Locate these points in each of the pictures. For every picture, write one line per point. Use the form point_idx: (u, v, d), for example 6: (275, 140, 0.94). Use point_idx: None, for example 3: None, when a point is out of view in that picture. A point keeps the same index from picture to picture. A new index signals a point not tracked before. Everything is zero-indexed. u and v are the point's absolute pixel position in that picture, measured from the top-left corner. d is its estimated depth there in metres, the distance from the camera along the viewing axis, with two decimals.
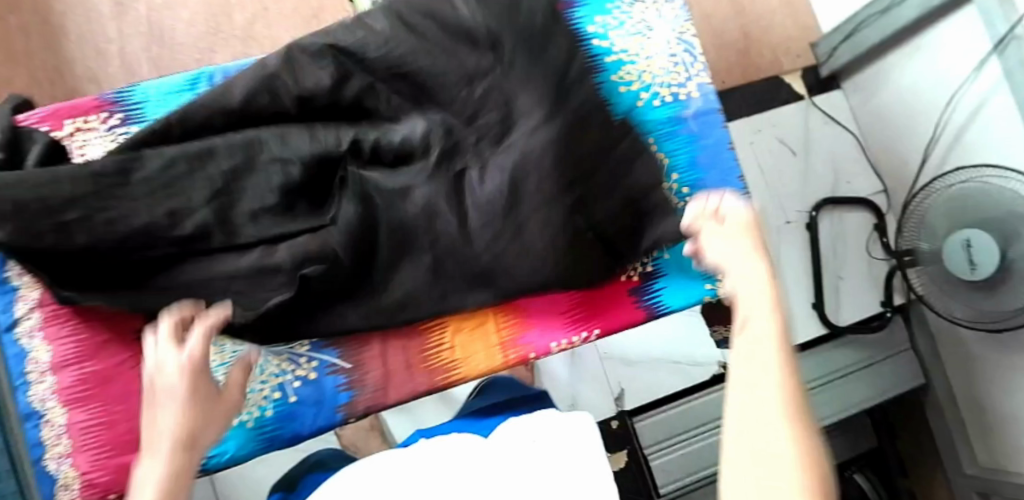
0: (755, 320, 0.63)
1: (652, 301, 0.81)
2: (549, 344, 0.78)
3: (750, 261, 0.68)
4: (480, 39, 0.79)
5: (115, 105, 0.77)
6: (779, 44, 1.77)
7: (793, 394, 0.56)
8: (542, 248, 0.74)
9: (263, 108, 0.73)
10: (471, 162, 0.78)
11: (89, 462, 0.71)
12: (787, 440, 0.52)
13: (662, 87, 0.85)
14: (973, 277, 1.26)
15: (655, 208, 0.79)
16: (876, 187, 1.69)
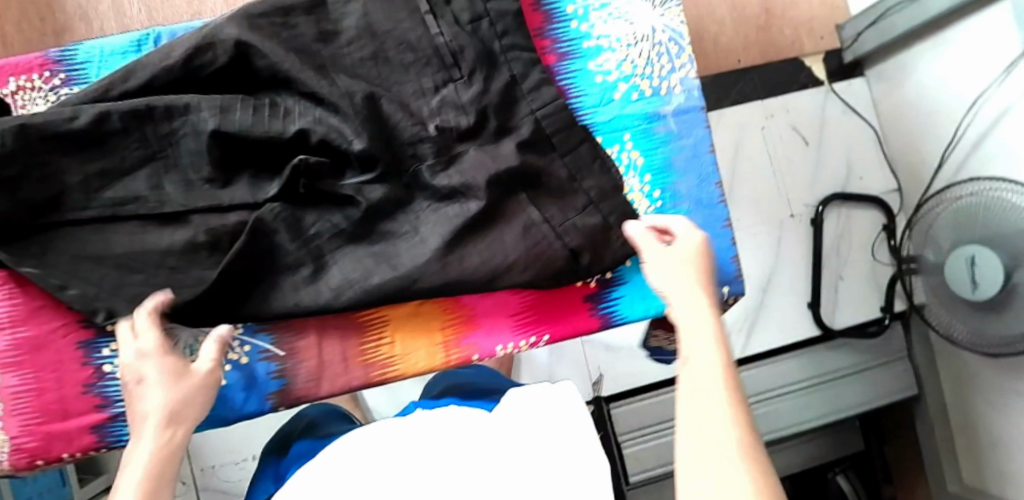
0: (698, 350, 0.61)
1: (607, 310, 0.77)
2: (495, 347, 0.75)
3: (691, 288, 0.66)
4: (446, 15, 0.74)
5: (58, 64, 0.73)
6: (803, 23, 1.66)
7: (742, 429, 0.54)
8: (492, 245, 0.71)
9: (203, 70, 0.69)
10: (426, 147, 0.72)
11: (18, 427, 0.71)
12: (744, 481, 0.50)
13: (642, 79, 0.79)
14: (972, 297, 1.23)
15: (619, 210, 0.74)
16: (888, 186, 1.63)
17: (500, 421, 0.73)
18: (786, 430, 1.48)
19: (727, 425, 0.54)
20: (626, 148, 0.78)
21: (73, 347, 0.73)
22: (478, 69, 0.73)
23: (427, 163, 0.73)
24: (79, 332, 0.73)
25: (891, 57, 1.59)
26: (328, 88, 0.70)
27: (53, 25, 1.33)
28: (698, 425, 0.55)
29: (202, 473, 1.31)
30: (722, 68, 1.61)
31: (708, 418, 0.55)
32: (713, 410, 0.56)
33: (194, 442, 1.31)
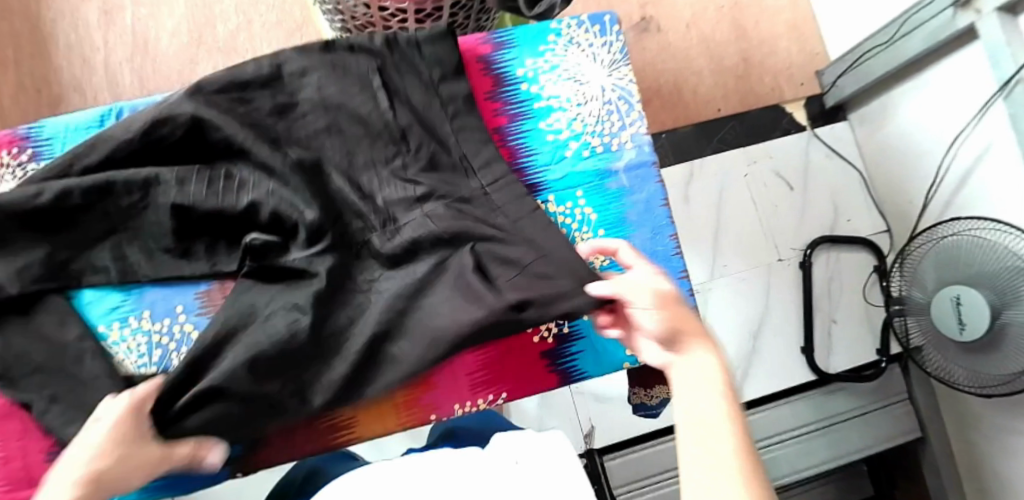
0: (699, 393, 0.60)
1: (567, 365, 0.77)
2: (453, 406, 0.75)
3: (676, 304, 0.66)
4: (398, 85, 0.78)
5: (26, 141, 0.78)
6: (782, 70, 1.69)
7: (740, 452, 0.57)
8: (445, 308, 0.72)
9: (164, 143, 0.72)
10: (376, 213, 0.75)
11: None
12: None
13: (593, 137, 0.83)
14: (960, 339, 1.21)
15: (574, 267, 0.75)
16: (878, 227, 1.62)
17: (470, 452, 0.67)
18: (785, 479, 1.42)
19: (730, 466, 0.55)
20: (579, 204, 0.81)
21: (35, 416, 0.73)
22: (427, 136, 0.77)
23: (376, 232, 0.75)
24: None
25: (870, 100, 1.61)
26: (284, 158, 0.73)
27: (52, 97, 1.40)
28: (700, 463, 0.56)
29: None
30: (702, 118, 1.63)
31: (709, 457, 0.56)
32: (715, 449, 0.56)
33: None
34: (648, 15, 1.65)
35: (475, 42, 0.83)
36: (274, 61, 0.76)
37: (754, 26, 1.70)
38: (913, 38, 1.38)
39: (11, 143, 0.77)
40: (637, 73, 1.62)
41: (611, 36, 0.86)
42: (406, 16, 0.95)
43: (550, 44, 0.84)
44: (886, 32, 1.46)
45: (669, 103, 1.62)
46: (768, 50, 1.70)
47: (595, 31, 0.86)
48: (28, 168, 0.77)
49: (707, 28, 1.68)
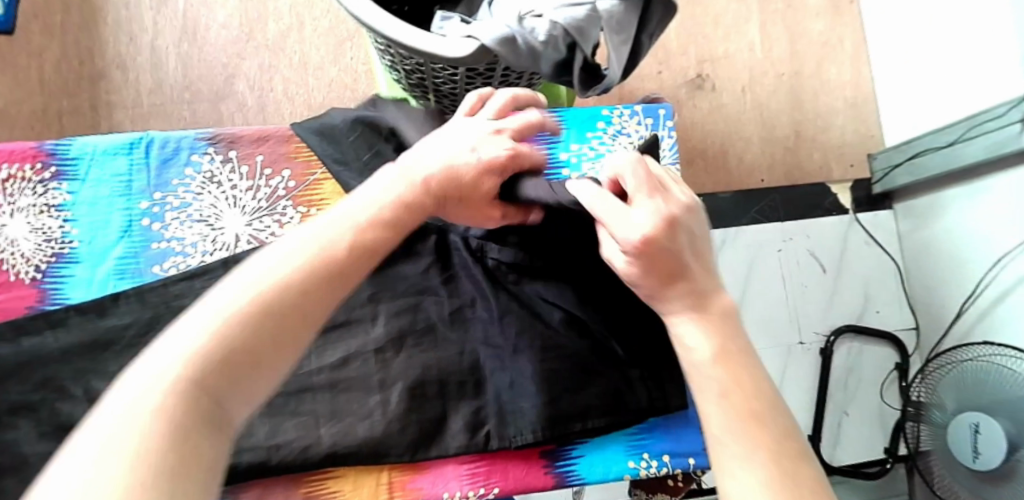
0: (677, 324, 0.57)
1: (565, 469, 0.74)
2: (441, 493, 0.72)
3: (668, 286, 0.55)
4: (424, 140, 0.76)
5: (52, 158, 0.72)
6: (833, 148, 1.62)
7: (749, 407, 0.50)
8: (440, 404, 0.72)
9: (252, 204, 0.74)
10: None
11: None
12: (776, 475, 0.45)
13: None
14: (972, 465, 1.20)
15: (601, 381, 0.74)
16: (906, 323, 1.58)
17: None
18: None
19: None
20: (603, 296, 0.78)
21: None
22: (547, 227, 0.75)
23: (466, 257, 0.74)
24: None
25: (920, 194, 1.55)
26: None
27: (93, 72, 1.28)
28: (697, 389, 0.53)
29: None
30: (745, 186, 1.56)
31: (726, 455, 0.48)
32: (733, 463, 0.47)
33: None
34: (705, 72, 1.59)
35: None
36: (318, 125, 0.78)
37: (812, 99, 1.63)
38: (973, 146, 1.34)
39: (36, 158, 0.71)
40: (683, 132, 1.57)
41: (663, 132, 0.81)
42: (458, 71, 0.86)
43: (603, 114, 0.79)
44: (946, 133, 1.41)
45: (712, 166, 1.56)
46: (823, 124, 1.63)
47: (645, 124, 0.80)
48: (50, 188, 0.71)
49: (765, 93, 1.61)
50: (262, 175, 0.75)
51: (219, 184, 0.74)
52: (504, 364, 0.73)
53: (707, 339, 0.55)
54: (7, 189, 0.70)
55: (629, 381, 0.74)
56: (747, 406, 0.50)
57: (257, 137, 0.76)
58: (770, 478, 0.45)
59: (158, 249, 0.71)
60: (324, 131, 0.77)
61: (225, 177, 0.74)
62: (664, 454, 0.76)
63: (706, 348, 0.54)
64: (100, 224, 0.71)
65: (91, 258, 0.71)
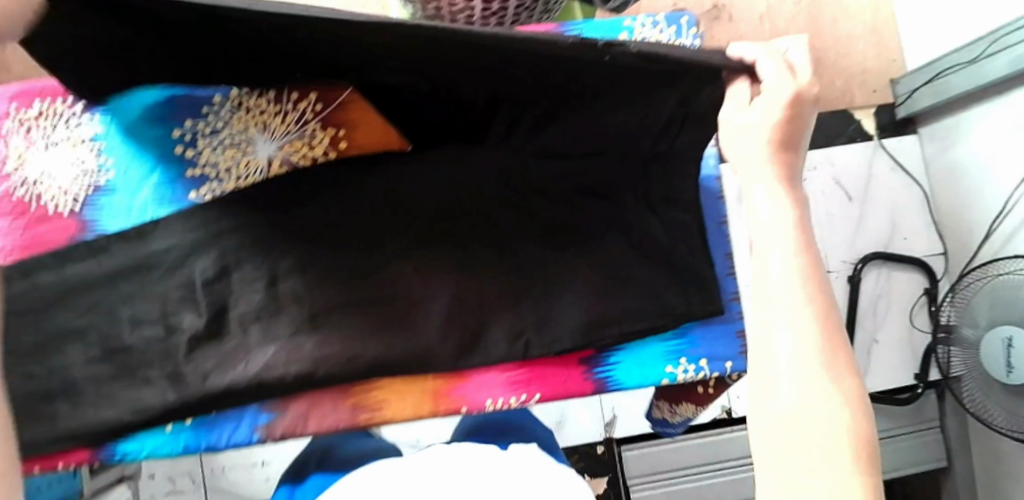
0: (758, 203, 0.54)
1: (603, 375, 0.77)
2: (484, 400, 0.75)
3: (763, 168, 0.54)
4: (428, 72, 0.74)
5: None
6: (854, 75, 1.59)
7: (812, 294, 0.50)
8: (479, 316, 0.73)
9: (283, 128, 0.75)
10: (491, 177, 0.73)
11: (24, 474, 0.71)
12: (817, 370, 0.47)
13: None
14: (1005, 380, 1.20)
15: (636, 289, 0.75)
16: (934, 249, 1.57)
17: (512, 456, 0.62)
18: None
19: (839, 416, 0.45)
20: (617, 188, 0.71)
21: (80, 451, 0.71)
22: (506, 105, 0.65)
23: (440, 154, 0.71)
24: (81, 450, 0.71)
25: (945, 116, 1.52)
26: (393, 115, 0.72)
27: None
28: (767, 267, 0.52)
29: (212, 476, 1.37)
30: None
31: (771, 348, 0.49)
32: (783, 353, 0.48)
33: None
34: (720, 2, 1.56)
35: (544, 34, 0.78)
36: None
37: (831, 25, 1.60)
38: (998, 60, 1.30)
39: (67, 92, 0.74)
40: None
41: (686, 40, 0.79)
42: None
43: (624, 25, 0.78)
44: (969, 50, 1.37)
45: None
46: (843, 50, 1.60)
47: (669, 33, 0.79)
48: (83, 120, 0.74)
49: (783, 21, 1.58)
50: None
51: None
52: (543, 274, 0.74)
53: (784, 219, 0.52)
54: (43, 123, 0.73)
55: (662, 288, 0.76)
56: (808, 298, 0.49)
57: None
58: (818, 373, 0.47)
59: (192, 175, 0.74)
60: None
61: None
62: (701, 359, 0.78)
63: (780, 231, 0.52)
64: (137, 154, 0.74)
65: (128, 187, 0.73)
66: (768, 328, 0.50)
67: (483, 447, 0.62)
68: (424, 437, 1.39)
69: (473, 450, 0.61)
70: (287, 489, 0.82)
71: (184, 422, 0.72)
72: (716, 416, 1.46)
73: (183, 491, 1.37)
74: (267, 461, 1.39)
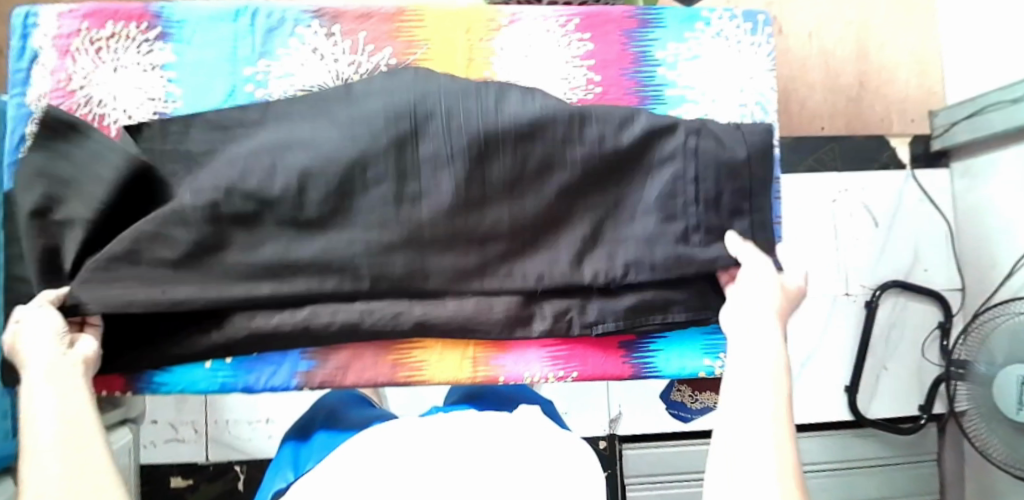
0: (747, 325, 0.61)
1: (641, 361, 0.77)
2: (523, 372, 0.76)
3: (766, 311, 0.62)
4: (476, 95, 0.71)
5: (156, 19, 0.74)
6: (894, 102, 1.60)
7: (781, 397, 0.54)
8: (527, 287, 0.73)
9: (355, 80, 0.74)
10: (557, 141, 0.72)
11: None
12: (782, 452, 0.49)
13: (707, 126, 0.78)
14: (1016, 418, 1.22)
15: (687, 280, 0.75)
16: (952, 283, 1.58)
17: (530, 427, 0.64)
18: None
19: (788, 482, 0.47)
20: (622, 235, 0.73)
21: (116, 376, 0.71)
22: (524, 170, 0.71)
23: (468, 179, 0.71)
24: (117, 379, 0.71)
25: (980, 153, 1.51)
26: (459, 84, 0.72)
27: None
28: (747, 365, 0.57)
29: (215, 426, 1.35)
30: (804, 133, 1.55)
31: (744, 426, 0.51)
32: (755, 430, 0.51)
33: (214, 397, 1.35)
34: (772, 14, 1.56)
35: (621, 15, 0.78)
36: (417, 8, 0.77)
37: (878, 49, 1.60)
38: None
39: (142, 18, 0.74)
40: None
41: (761, 37, 0.80)
42: None
43: (703, 17, 0.79)
44: (1012, 89, 1.35)
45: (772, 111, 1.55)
46: (887, 76, 1.60)
47: (746, 29, 0.80)
48: (155, 47, 0.74)
49: (830, 41, 1.59)
50: (363, 52, 0.75)
51: (322, 58, 0.75)
52: (595, 254, 0.73)
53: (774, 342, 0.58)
54: (115, 46, 0.73)
55: (714, 282, 0.75)
56: (781, 397, 0.53)
57: (358, 13, 0.76)
58: (788, 458, 0.49)
59: None
60: (418, 16, 0.77)
61: (328, 50, 0.75)
62: None
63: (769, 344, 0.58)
64: (206, 88, 0.73)
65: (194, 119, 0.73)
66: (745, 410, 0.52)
67: (497, 415, 0.65)
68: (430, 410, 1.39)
69: (500, 425, 0.63)
70: (296, 443, 0.91)
71: (224, 361, 0.72)
72: None
73: (184, 441, 1.34)
74: (271, 420, 1.36)
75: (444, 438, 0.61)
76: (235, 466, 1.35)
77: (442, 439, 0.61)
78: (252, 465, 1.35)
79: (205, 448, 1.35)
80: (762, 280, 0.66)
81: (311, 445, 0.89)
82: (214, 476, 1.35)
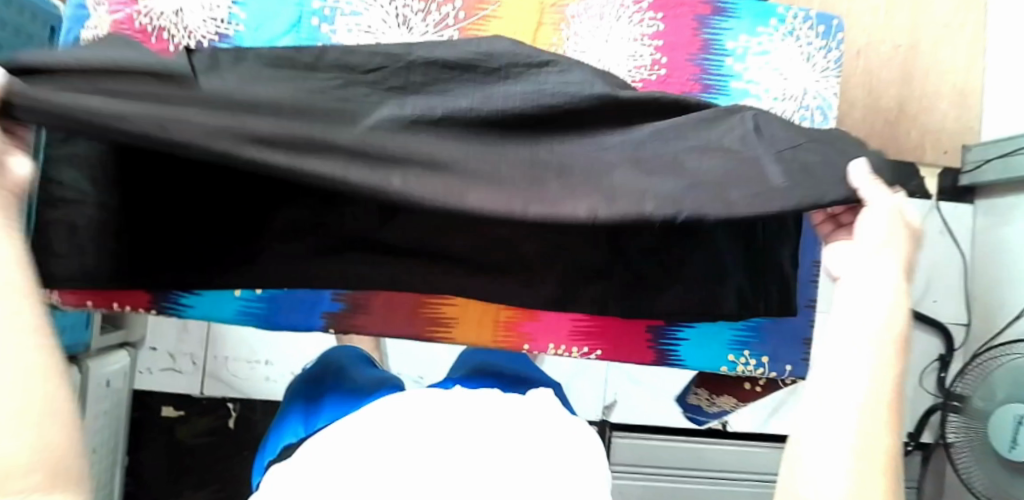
0: (853, 286, 0.48)
1: (667, 347, 0.77)
2: (548, 344, 0.76)
3: (880, 260, 0.48)
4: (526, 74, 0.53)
5: None
6: (930, 131, 1.59)
7: (885, 391, 0.44)
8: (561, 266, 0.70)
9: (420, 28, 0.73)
10: None
11: (73, 301, 0.71)
12: (873, 470, 0.41)
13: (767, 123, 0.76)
14: (1007, 456, 1.23)
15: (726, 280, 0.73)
16: (958, 318, 1.59)
17: (546, 415, 0.62)
18: None
19: None
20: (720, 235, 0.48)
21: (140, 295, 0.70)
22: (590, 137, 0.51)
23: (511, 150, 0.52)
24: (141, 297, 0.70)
25: (1007, 194, 1.51)
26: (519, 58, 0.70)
27: None
28: (844, 337, 0.45)
29: (213, 361, 1.34)
30: None
31: (829, 431, 0.43)
32: (841, 435, 0.42)
33: (215, 332, 1.34)
34: None
35: None
36: None
37: (922, 76, 1.59)
38: None
39: None
40: None
41: (832, 43, 0.79)
42: None
43: (777, 12, 0.78)
44: None
45: None
46: (926, 104, 1.59)
47: (818, 31, 0.78)
48: None
49: (876, 60, 1.57)
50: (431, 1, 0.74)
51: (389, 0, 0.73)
52: None
53: (886, 308, 0.46)
54: None
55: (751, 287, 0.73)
56: (887, 394, 0.44)
57: None
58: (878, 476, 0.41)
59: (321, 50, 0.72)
60: None
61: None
62: (764, 357, 0.78)
63: (880, 313, 0.46)
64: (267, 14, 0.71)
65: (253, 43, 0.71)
66: (834, 405, 0.44)
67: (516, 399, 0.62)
68: (428, 373, 1.39)
69: (517, 406, 0.61)
70: (303, 403, 0.89)
71: (253, 293, 0.72)
72: (712, 427, 1.46)
73: (181, 371, 1.33)
74: (271, 362, 1.35)
75: (460, 413, 0.58)
76: (229, 402, 1.35)
77: (458, 413, 0.58)
78: (245, 404, 1.35)
79: (199, 382, 1.34)
80: (877, 254, 0.48)
81: (320, 404, 0.86)
82: (206, 410, 1.35)
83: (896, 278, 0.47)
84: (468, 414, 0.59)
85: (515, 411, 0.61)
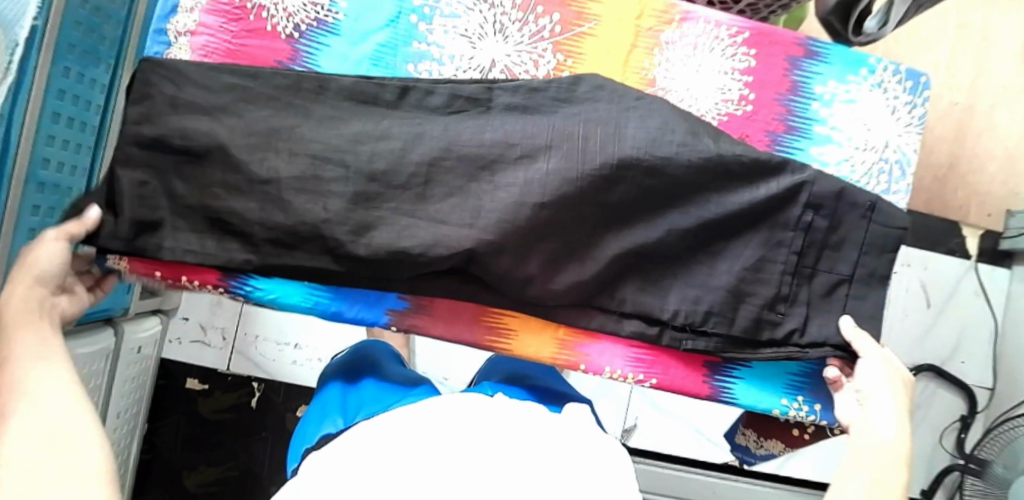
0: (863, 428, 0.68)
1: (721, 384, 0.77)
2: (604, 366, 0.75)
3: (887, 415, 0.68)
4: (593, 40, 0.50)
5: None
6: (977, 192, 1.58)
7: None
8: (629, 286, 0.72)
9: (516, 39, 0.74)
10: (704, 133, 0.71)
11: (140, 269, 0.70)
12: None
13: (844, 169, 0.77)
14: None
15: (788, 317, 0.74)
16: (984, 381, 1.58)
17: (589, 432, 0.61)
18: None
19: None
20: None
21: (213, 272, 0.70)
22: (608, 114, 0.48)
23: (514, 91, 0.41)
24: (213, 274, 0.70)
25: None
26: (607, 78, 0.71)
27: None
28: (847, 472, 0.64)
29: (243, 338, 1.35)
30: None
31: None
32: None
33: (249, 310, 1.35)
34: None
35: (790, 39, 0.77)
36: None
37: (975, 136, 1.58)
38: None
39: None
40: None
41: (919, 98, 0.78)
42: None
43: (868, 63, 0.78)
44: None
45: None
46: (977, 165, 1.58)
47: (905, 86, 0.78)
48: None
49: (931, 116, 1.57)
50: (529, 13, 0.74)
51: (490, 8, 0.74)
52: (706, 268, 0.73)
53: (889, 456, 0.64)
54: None
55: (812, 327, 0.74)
56: None
57: None
58: None
59: (417, 49, 0.74)
60: None
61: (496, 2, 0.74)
62: (816, 404, 0.78)
63: (883, 459, 0.64)
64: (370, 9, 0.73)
65: (351, 36, 0.74)
66: None
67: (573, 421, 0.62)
68: (454, 375, 1.39)
69: (562, 422, 0.61)
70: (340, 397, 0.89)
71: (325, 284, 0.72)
72: (728, 461, 1.45)
73: (210, 345, 1.34)
74: (300, 345, 1.35)
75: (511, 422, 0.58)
76: (253, 382, 1.35)
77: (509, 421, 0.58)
78: (269, 385, 1.35)
79: (226, 357, 1.34)
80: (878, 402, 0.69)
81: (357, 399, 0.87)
82: (231, 386, 1.35)
83: (895, 429, 0.67)
84: (533, 426, 0.58)
85: (576, 428, 0.61)
